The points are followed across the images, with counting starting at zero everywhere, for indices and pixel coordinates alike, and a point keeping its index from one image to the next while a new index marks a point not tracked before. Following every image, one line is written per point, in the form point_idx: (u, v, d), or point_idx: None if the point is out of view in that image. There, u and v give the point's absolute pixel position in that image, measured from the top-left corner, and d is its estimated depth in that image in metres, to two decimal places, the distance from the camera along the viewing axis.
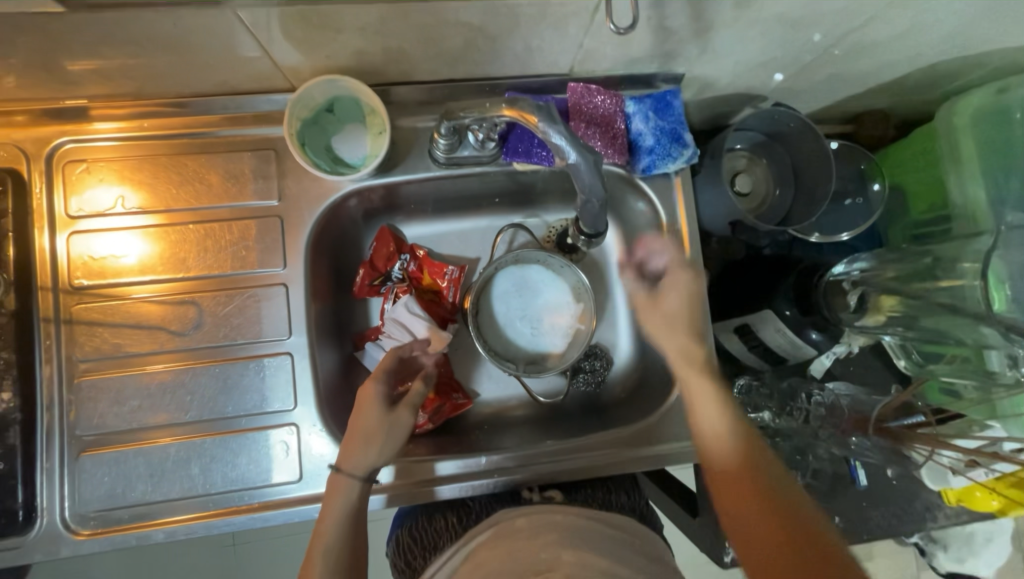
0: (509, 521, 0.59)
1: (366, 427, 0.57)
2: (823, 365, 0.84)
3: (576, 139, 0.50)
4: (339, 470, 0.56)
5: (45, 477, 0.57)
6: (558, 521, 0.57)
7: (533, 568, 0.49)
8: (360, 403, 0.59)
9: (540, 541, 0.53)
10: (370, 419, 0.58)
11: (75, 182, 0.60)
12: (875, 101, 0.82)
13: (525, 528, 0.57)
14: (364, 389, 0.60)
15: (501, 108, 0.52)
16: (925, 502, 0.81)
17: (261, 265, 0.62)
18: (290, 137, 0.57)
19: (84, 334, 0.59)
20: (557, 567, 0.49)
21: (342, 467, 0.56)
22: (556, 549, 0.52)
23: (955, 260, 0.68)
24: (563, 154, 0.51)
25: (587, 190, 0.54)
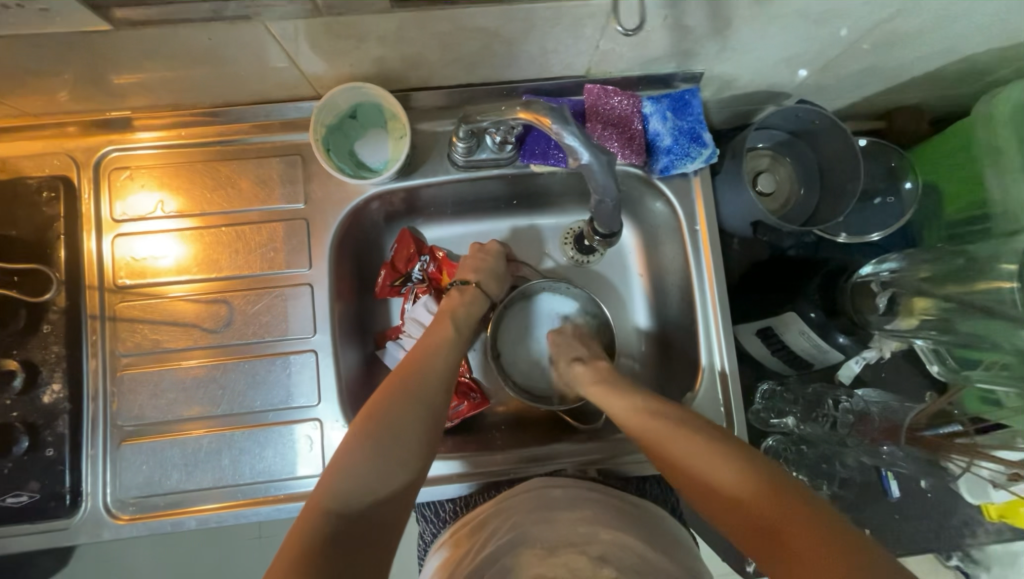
0: (543, 487, 0.60)
1: (495, 269, 0.72)
2: (852, 370, 0.79)
3: (590, 138, 0.50)
4: (473, 283, 0.70)
5: (89, 464, 0.61)
6: (595, 497, 0.60)
7: (567, 540, 0.54)
8: (489, 250, 0.73)
9: (576, 515, 0.57)
10: (497, 265, 0.73)
11: (119, 187, 0.65)
12: (906, 96, 0.79)
13: (561, 499, 0.59)
14: (489, 242, 0.75)
15: (516, 111, 0.53)
16: (962, 518, 0.81)
17: (288, 266, 0.65)
18: (316, 142, 0.60)
19: (126, 331, 0.63)
20: (595, 544, 0.54)
21: (476, 281, 0.70)
22: (593, 525, 0.56)
23: (992, 260, 0.63)
24: (578, 155, 0.51)
25: (601, 189, 0.54)
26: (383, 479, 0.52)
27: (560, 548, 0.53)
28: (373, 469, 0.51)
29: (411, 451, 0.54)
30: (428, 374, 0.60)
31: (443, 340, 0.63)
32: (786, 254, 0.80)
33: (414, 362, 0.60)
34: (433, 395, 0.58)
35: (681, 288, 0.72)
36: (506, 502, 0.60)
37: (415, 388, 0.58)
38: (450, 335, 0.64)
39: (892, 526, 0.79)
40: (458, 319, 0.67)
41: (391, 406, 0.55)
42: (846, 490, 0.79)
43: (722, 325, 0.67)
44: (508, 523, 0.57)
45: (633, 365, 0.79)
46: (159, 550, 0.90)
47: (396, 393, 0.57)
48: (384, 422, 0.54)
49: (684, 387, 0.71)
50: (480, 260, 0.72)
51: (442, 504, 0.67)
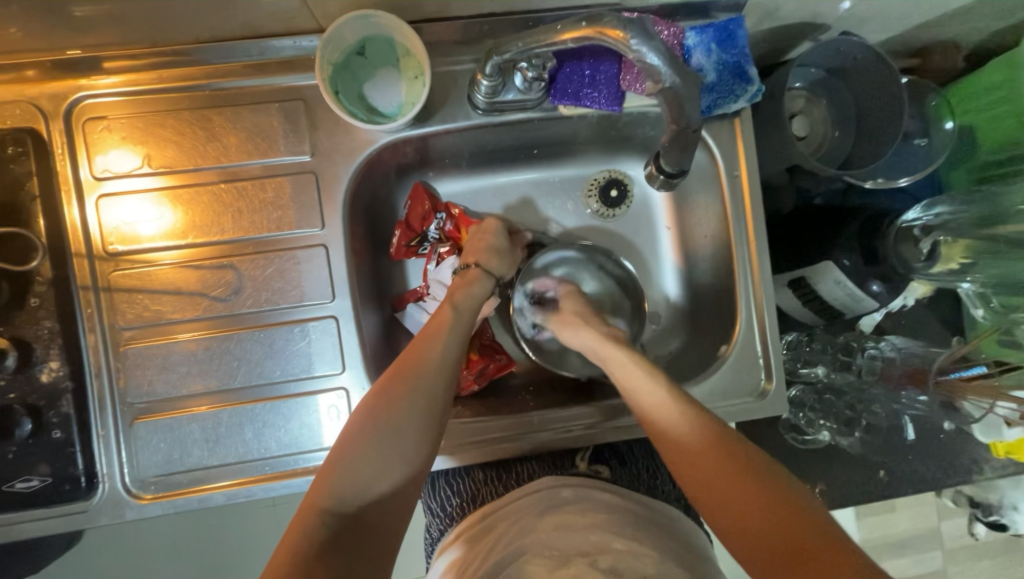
0: (553, 487, 0.60)
1: (496, 245, 0.66)
2: (873, 319, 0.80)
3: (675, 59, 0.46)
4: (474, 265, 0.64)
5: (101, 444, 0.57)
6: (606, 500, 0.58)
7: (579, 550, 0.51)
8: (487, 228, 0.68)
9: (588, 521, 0.55)
10: (497, 242, 0.67)
11: (97, 141, 0.57)
12: (948, 29, 0.74)
13: (573, 502, 0.58)
14: (486, 221, 0.69)
15: (574, 28, 0.46)
16: (971, 456, 0.83)
17: (299, 226, 0.59)
18: (323, 83, 0.53)
19: (125, 302, 0.57)
20: (606, 554, 0.50)
21: (477, 262, 0.65)
22: (606, 532, 0.53)
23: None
24: (658, 76, 0.47)
25: (684, 119, 0.50)
26: (379, 477, 0.49)
27: (572, 558, 0.51)
28: (369, 467, 0.48)
29: (409, 449, 0.50)
30: (424, 364, 0.53)
31: (442, 324, 0.57)
32: (813, 201, 0.76)
33: (414, 352, 0.54)
34: (432, 387, 0.53)
35: (714, 236, 0.69)
36: (516, 505, 0.60)
37: (412, 381, 0.52)
38: (449, 318, 0.58)
39: (906, 466, 0.82)
40: (458, 301, 0.60)
41: (387, 402, 0.51)
42: (872, 435, 0.81)
43: (762, 274, 0.64)
44: (518, 526, 0.57)
45: (662, 320, 0.76)
46: (174, 523, 0.88)
47: (393, 388, 0.52)
48: (380, 420, 0.50)
49: (717, 342, 0.69)
50: (479, 239, 0.66)
51: (450, 499, 0.67)
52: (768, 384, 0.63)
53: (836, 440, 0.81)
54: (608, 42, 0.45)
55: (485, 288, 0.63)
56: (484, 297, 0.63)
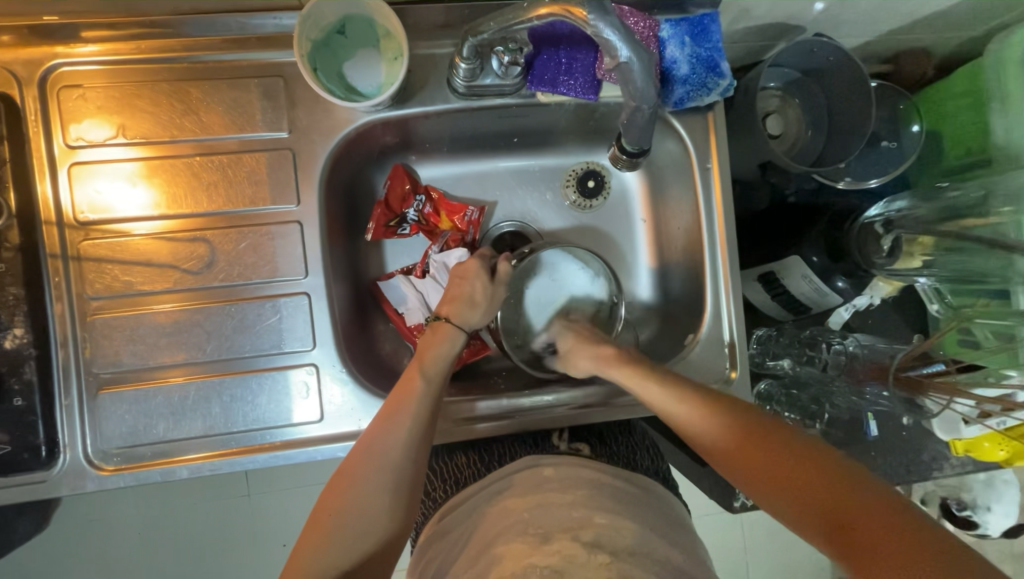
0: (536, 466, 0.61)
1: (472, 295, 0.64)
2: (841, 317, 0.81)
3: (630, 34, 0.47)
4: (445, 319, 0.63)
5: (65, 414, 0.56)
6: (587, 476, 0.59)
7: (562, 526, 0.51)
8: (467, 271, 0.65)
9: (569, 499, 0.55)
10: (475, 290, 0.65)
11: (71, 109, 0.57)
12: (919, 37, 0.76)
13: (555, 480, 0.58)
14: (466, 263, 0.66)
15: (538, 8, 0.47)
16: (932, 453, 0.86)
17: (275, 201, 0.60)
18: (301, 59, 0.53)
19: (94, 272, 0.57)
20: (588, 528, 0.50)
21: (448, 315, 0.63)
22: (587, 509, 0.53)
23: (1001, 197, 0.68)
24: (615, 52, 0.47)
25: (640, 95, 0.51)
26: (345, 562, 0.46)
27: (554, 534, 0.50)
28: (333, 555, 0.46)
29: (374, 532, 0.48)
30: (391, 443, 0.52)
31: (411, 391, 0.55)
32: (786, 200, 0.77)
33: (381, 428, 0.52)
34: (397, 466, 0.51)
35: (687, 228, 0.70)
36: (500, 482, 0.61)
37: (379, 459, 0.51)
38: (419, 386, 0.55)
39: (870, 461, 0.84)
40: (427, 368, 0.57)
41: (352, 483, 0.50)
42: (835, 428, 0.81)
43: (730, 266, 0.66)
44: (499, 506, 0.57)
45: (635, 309, 0.78)
46: (146, 500, 0.89)
47: (359, 470, 0.50)
48: (345, 505, 0.49)
49: (685, 331, 0.70)
50: (457, 284, 0.65)
51: (434, 481, 0.68)
52: (733, 372, 0.65)
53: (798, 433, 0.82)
54: (571, 20, 0.46)
55: (455, 343, 0.61)
56: (454, 354, 0.61)
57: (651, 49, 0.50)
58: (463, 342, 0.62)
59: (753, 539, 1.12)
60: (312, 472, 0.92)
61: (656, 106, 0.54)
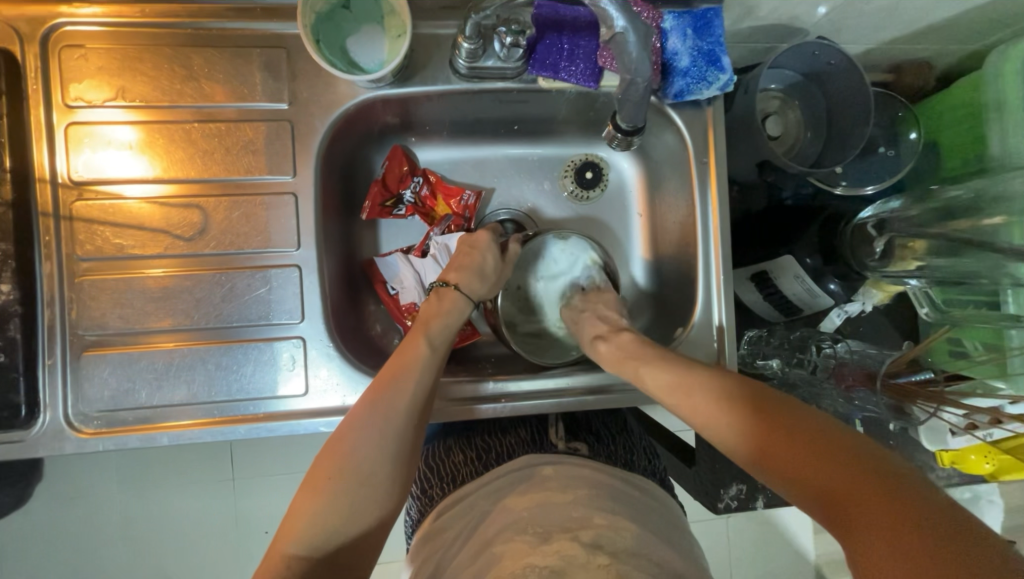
0: (534, 465, 0.56)
1: (483, 265, 0.63)
2: (833, 322, 0.83)
3: (625, 4, 0.53)
4: (452, 287, 0.61)
5: (47, 374, 0.56)
6: (586, 475, 0.55)
7: (561, 526, 0.47)
8: (477, 243, 0.65)
9: (570, 498, 0.51)
10: (485, 261, 0.64)
11: (71, 68, 0.57)
12: (922, 47, 0.77)
13: (554, 479, 0.54)
14: (477, 234, 0.65)
15: None
16: (919, 464, 0.86)
17: (271, 172, 0.60)
18: (304, 29, 0.53)
19: (84, 233, 0.57)
20: (588, 529, 0.46)
21: (456, 283, 0.62)
22: (587, 508, 0.49)
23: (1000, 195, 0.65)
24: (612, 22, 0.54)
25: (635, 66, 0.55)
26: (344, 525, 0.45)
27: (554, 534, 0.46)
28: (332, 518, 0.45)
29: (374, 496, 0.47)
30: (393, 409, 0.50)
31: (414, 359, 0.53)
32: (783, 203, 0.78)
33: (381, 393, 0.51)
34: (399, 432, 0.49)
35: (682, 222, 0.70)
36: (495, 483, 0.56)
37: (381, 423, 0.49)
38: (423, 354, 0.54)
39: None
40: (432, 336, 0.57)
41: (353, 443, 0.48)
42: None
43: (722, 261, 0.66)
44: (500, 506, 0.52)
45: (626, 303, 0.78)
46: (131, 471, 0.89)
47: (358, 433, 0.48)
48: (344, 468, 0.47)
49: (675, 325, 0.70)
50: (467, 254, 0.64)
51: (429, 479, 0.63)
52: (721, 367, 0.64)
53: None
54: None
55: (460, 314, 0.60)
56: (456, 327, 0.60)
57: (649, 27, 0.56)
58: (469, 315, 0.61)
59: (739, 547, 1.11)
60: (298, 449, 0.93)
61: (650, 84, 0.57)
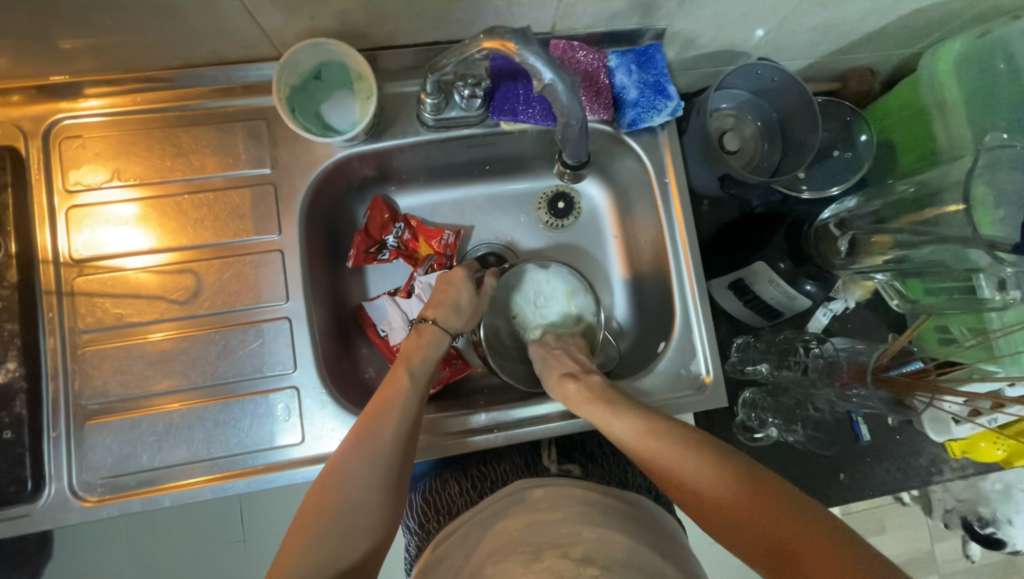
0: (525, 489, 0.57)
1: (458, 300, 0.65)
2: (820, 322, 0.85)
3: (551, 58, 0.51)
4: (430, 321, 0.64)
5: (52, 447, 0.58)
6: (579, 494, 0.55)
7: (552, 542, 0.48)
8: (453, 279, 0.67)
9: (559, 516, 0.51)
10: (461, 296, 0.66)
11: (71, 157, 0.62)
12: (864, 55, 0.80)
13: (545, 500, 0.55)
14: (453, 271, 0.68)
15: (478, 41, 0.52)
16: (930, 457, 0.86)
17: (257, 232, 0.63)
18: (280, 101, 0.58)
19: (85, 307, 0.60)
20: (578, 544, 0.47)
21: (434, 318, 0.64)
22: (578, 523, 0.50)
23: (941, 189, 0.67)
24: (540, 76, 0.52)
25: (567, 113, 0.55)
26: (335, 564, 0.46)
27: (545, 551, 0.47)
28: (322, 556, 0.46)
29: (364, 529, 0.48)
30: (378, 442, 0.51)
31: (398, 393, 0.55)
32: (753, 211, 0.82)
33: (365, 429, 0.52)
34: (386, 463, 0.51)
35: (654, 240, 0.73)
36: (488, 510, 0.56)
37: (367, 456, 0.50)
38: (407, 387, 0.56)
39: (864, 468, 0.84)
40: (413, 368, 0.59)
41: (341, 478, 0.49)
42: (820, 431, 0.83)
43: (695, 274, 0.68)
44: (493, 530, 0.53)
45: (613, 322, 0.80)
46: (144, 536, 0.89)
47: (346, 470, 0.50)
48: (333, 505, 0.48)
49: (659, 338, 0.72)
50: (443, 291, 0.66)
51: (426, 512, 0.63)
52: (708, 370, 0.66)
53: (784, 438, 0.82)
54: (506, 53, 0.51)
55: (439, 348, 0.63)
56: (439, 358, 0.62)
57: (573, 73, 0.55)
58: (447, 344, 0.64)
59: None
60: None
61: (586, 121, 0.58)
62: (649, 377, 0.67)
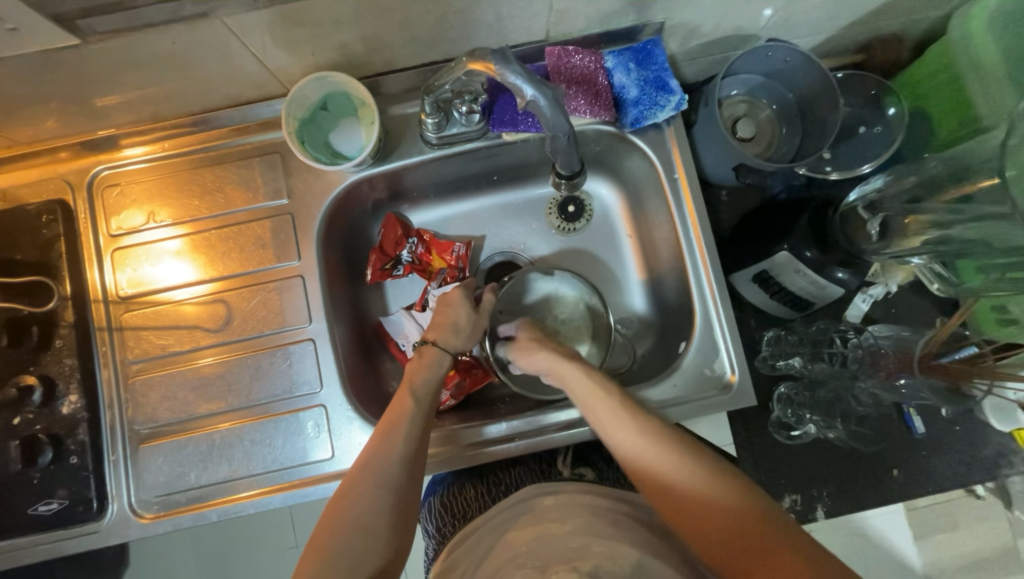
0: (535, 496, 0.57)
1: (457, 321, 0.66)
2: (860, 309, 0.81)
3: (533, 75, 0.51)
4: (430, 342, 0.64)
5: (112, 469, 0.63)
6: (588, 501, 0.55)
7: (561, 557, 0.49)
8: (451, 300, 0.68)
9: (569, 528, 0.52)
10: (459, 317, 0.67)
11: (113, 203, 0.67)
12: (887, 23, 0.74)
13: (554, 509, 0.54)
14: (451, 292, 0.69)
15: (463, 63, 0.53)
16: (996, 448, 0.79)
17: (279, 260, 0.67)
18: (290, 136, 0.62)
19: (133, 339, 0.66)
20: (586, 559, 0.48)
21: (433, 339, 0.64)
22: (586, 536, 0.50)
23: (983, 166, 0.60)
24: (524, 94, 0.52)
25: (553, 127, 0.55)
26: None
27: (551, 567, 0.48)
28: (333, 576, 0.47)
29: (373, 549, 0.49)
30: (384, 465, 0.53)
31: (400, 417, 0.56)
32: (776, 198, 0.78)
33: (370, 452, 0.54)
34: (394, 484, 0.52)
35: (668, 237, 0.72)
36: (495, 517, 0.57)
37: (375, 478, 0.52)
38: (409, 411, 0.57)
39: (920, 463, 0.79)
40: (416, 390, 0.59)
41: (351, 503, 0.51)
42: (864, 427, 0.79)
43: (713, 271, 0.66)
44: (503, 539, 0.54)
45: (632, 323, 0.79)
46: (206, 546, 0.96)
47: (355, 493, 0.52)
48: (343, 526, 0.50)
49: (680, 337, 0.70)
50: (443, 313, 0.67)
51: (441, 517, 0.66)
52: (733, 371, 0.64)
53: (824, 435, 0.79)
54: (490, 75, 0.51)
55: (440, 368, 0.63)
56: (439, 380, 0.63)
57: (556, 85, 0.54)
58: (449, 362, 0.64)
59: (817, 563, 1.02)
60: None
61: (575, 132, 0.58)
62: (672, 377, 0.65)
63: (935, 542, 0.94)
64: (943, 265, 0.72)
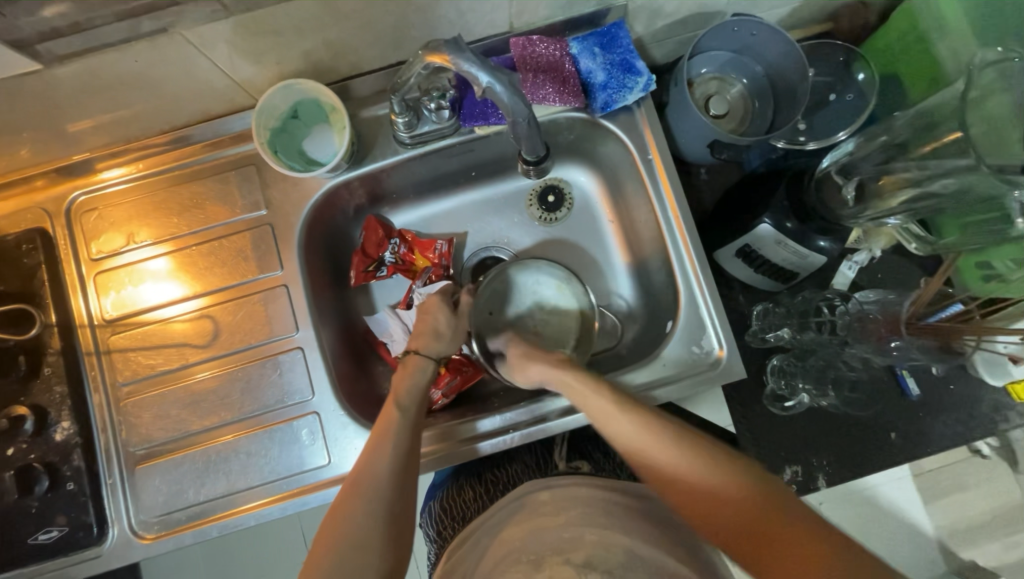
0: (530, 492, 0.57)
1: (437, 326, 0.67)
2: (847, 277, 0.81)
3: (488, 63, 0.51)
4: (414, 352, 0.65)
5: (110, 492, 0.63)
6: (583, 494, 0.55)
7: (554, 549, 0.48)
8: (429, 307, 0.69)
9: (561, 520, 0.51)
10: (439, 322, 0.68)
11: (92, 228, 0.67)
12: None
13: (549, 503, 0.54)
14: (428, 299, 0.70)
15: (421, 56, 0.53)
16: (991, 404, 0.79)
17: (263, 271, 0.67)
18: (263, 146, 0.62)
19: (123, 362, 0.66)
20: (579, 550, 0.47)
21: (416, 349, 0.65)
22: (579, 527, 0.50)
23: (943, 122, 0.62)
24: (479, 81, 0.52)
25: (512, 112, 0.54)
26: None
27: (546, 559, 0.47)
28: None
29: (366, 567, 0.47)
30: (376, 479, 0.52)
31: (387, 429, 0.56)
32: (754, 172, 0.79)
33: (360, 467, 0.53)
34: (385, 497, 0.51)
35: (648, 219, 0.72)
36: (492, 517, 0.57)
37: (366, 493, 0.51)
38: (396, 420, 0.57)
39: (917, 425, 0.79)
40: (401, 399, 0.60)
41: (343, 521, 0.49)
42: (857, 392, 0.80)
43: (693, 248, 0.66)
44: (498, 537, 0.54)
45: (620, 308, 0.79)
46: (216, 565, 0.96)
47: (346, 509, 0.50)
48: (337, 544, 0.48)
49: (667, 317, 0.71)
50: (422, 321, 0.68)
51: (441, 521, 0.66)
52: (722, 345, 0.64)
53: (817, 403, 0.79)
54: (441, 63, 0.51)
55: (424, 376, 0.64)
56: (424, 386, 0.63)
57: (512, 72, 0.54)
58: (432, 369, 0.65)
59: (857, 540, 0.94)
60: None
61: (535, 117, 0.58)
62: (659, 357, 0.65)
63: (945, 505, 0.94)
64: (918, 225, 0.74)
